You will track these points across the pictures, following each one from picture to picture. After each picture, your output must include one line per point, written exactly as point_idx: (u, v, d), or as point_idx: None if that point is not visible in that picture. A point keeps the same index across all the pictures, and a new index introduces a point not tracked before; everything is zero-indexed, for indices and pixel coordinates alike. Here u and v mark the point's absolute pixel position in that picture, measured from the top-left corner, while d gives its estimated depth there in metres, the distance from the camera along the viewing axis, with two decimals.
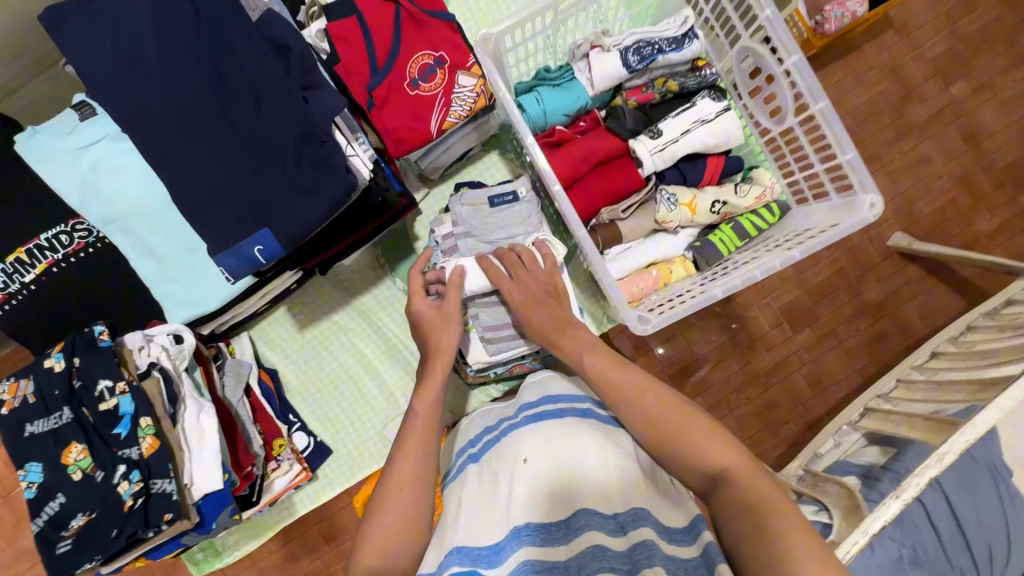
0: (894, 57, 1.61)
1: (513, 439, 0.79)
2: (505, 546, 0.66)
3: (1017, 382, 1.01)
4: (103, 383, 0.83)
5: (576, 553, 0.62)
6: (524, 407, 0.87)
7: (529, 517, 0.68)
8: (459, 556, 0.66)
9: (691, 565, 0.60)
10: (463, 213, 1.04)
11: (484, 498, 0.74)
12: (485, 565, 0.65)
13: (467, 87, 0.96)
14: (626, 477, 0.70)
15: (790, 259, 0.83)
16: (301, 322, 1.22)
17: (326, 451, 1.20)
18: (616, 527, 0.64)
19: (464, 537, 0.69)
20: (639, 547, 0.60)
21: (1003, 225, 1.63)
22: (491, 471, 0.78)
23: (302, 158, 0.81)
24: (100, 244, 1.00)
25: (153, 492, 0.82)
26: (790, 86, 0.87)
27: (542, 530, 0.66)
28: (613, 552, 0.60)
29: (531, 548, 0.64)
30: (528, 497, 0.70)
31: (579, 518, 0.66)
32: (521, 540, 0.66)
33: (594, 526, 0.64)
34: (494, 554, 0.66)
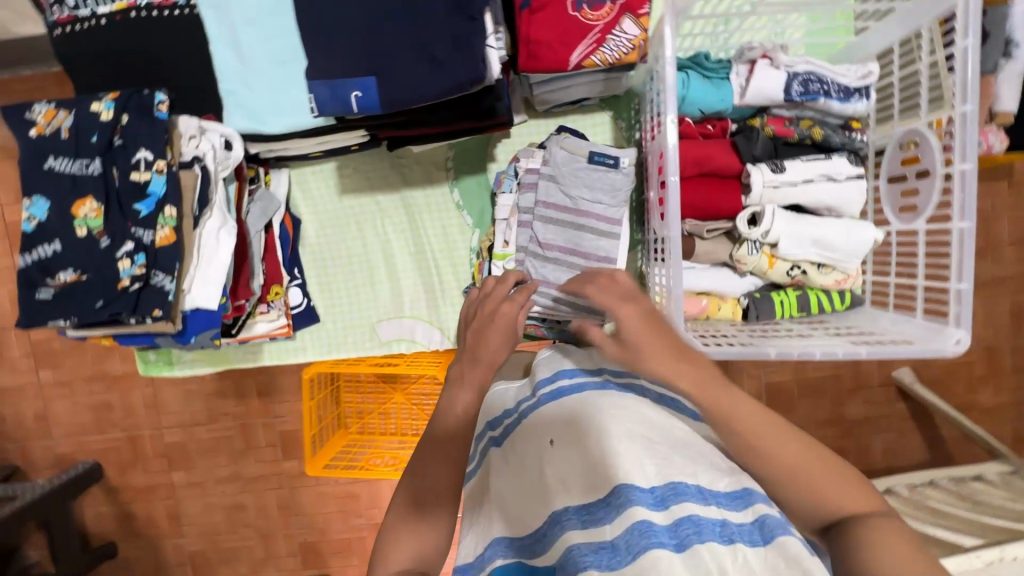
0: (992, 207, 1.56)
1: (532, 419, 0.66)
2: (545, 540, 0.56)
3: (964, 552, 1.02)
4: (142, 153, 0.77)
5: (622, 531, 0.51)
6: (538, 382, 0.70)
7: (569, 499, 0.57)
8: (502, 547, 0.59)
9: (744, 532, 0.49)
10: (559, 156, 0.99)
11: (514, 482, 0.64)
12: (531, 555, 0.57)
13: (628, 35, 0.88)
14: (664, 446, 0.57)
15: (853, 353, 0.81)
16: (343, 185, 1.15)
17: (314, 317, 1.16)
18: (657, 500, 0.53)
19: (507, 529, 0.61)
20: (686, 522, 0.50)
21: (1001, 406, 1.63)
22: (513, 452, 0.66)
23: (444, 26, 0.73)
24: (186, 12, 0.89)
25: (151, 284, 0.78)
26: (943, 191, 0.82)
27: (582, 512, 0.55)
28: (659, 527, 0.50)
29: (574, 532, 0.54)
30: (559, 478, 0.59)
31: (619, 493, 0.54)
32: (560, 527, 0.55)
33: (637, 501, 0.53)
34: (535, 543, 0.57)
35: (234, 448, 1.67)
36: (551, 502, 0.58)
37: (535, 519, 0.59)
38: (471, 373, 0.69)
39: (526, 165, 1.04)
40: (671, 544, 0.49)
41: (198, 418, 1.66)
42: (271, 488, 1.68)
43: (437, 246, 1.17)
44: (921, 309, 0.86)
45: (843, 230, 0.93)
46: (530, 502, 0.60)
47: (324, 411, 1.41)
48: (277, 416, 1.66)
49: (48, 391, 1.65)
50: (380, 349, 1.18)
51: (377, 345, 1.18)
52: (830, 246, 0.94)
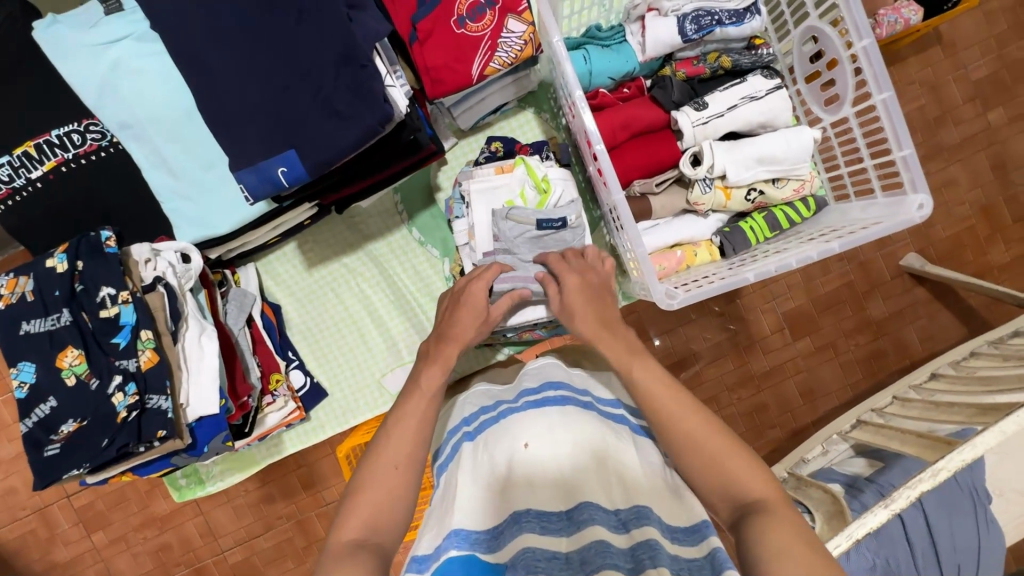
0: (935, 74, 1.57)
1: (509, 423, 0.75)
2: (506, 533, 0.64)
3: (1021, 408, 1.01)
4: (106, 289, 0.80)
5: (578, 547, 0.61)
6: (524, 392, 0.81)
7: (530, 504, 0.67)
8: (458, 538, 0.64)
9: (694, 566, 0.56)
10: (506, 228, 0.98)
11: (480, 486, 0.71)
12: (484, 549, 0.64)
13: (515, 33, 0.91)
14: (632, 475, 0.69)
15: (828, 250, 0.81)
16: (310, 260, 1.18)
17: (322, 393, 1.17)
18: (619, 524, 0.63)
19: (463, 518, 0.66)
20: (643, 546, 0.58)
21: (1017, 258, 1.61)
22: (488, 454, 0.74)
23: (339, 81, 0.76)
24: (112, 150, 0.94)
25: (149, 408, 0.80)
26: (855, 73, 0.84)
27: (544, 518, 0.65)
28: (616, 548, 0.59)
29: (532, 535, 0.62)
30: (529, 483, 0.69)
31: (582, 511, 0.64)
32: (519, 527, 0.64)
33: (597, 520, 0.62)
34: (493, 538, 0.65)
35: (297, 548, 1.67)
36: (515, 503, 0.67)
37: (494, 519, 0.67)
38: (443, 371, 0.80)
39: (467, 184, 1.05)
40: (626, 566, 0.57)
41: (254, 531, 1.66)
42: None
43: (415, 288, 1.19)
44: (878, 188, 0.86)
45: (784, 142, 0.94)
46: (493, 507, 0.68)
47: None
48: (328, 504, 1.65)
49: (106, 551, 1.66)
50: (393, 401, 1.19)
51: (389, 398, 1.19)
52: (778, 159, 0.95)
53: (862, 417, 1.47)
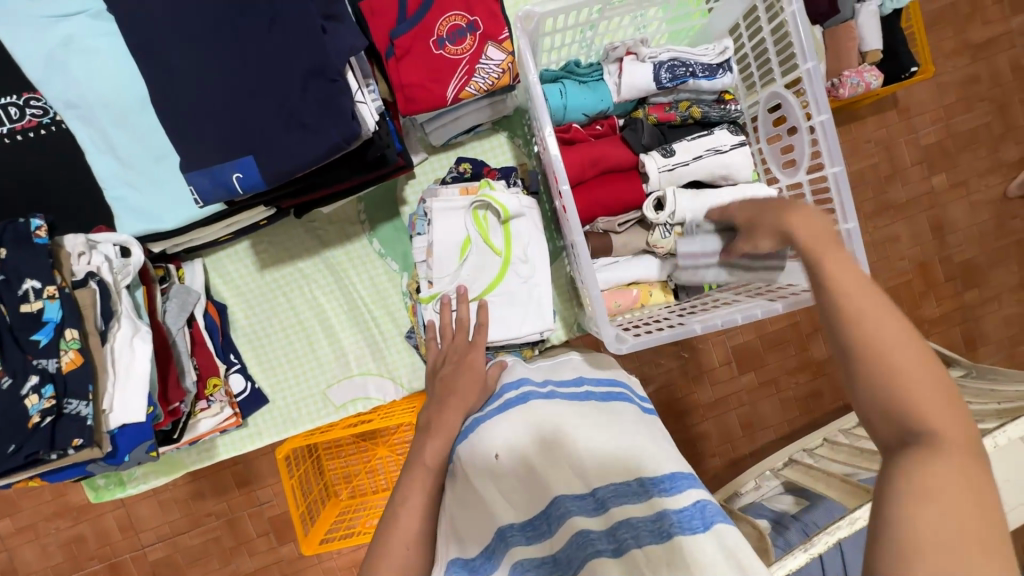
0: (888, 135, 1.67)
1: (478, 434, 0.76)
2: (496, 552, 0.67)
3: None
4: (29, 283, 0.74)
5: (563, 544, 0.64)
6: (489, 400, 0.84)
7: (513, 518, 0.68)
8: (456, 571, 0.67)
9: (686, 516, 0.61)
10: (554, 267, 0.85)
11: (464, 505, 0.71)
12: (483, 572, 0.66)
13: (494, 60, 0.91)
14: (604, 453, 0.70)
15: (771, 309, 0.85)
16: (263, 261, 1.14)
17: (263, 399, 1.13)
18: (597, 505, 0.66)
19: (456, 547, 0.69)
20: (624, 526, 0.62)
21: (945, 314, 1.73)
22: (463, 468, 0.74)
23: (307, 93, 0.74)
24: (54, 128, 0.88)
25: (65, 413, 0.75)
26: (812, 143, 0.88)
27: (527, 527, 0.67)
28: (597, 534, 0.63)
29: (519, 547, 0.65)
30: (504, 493, 0.69)
31: (558, 505, 0.66)
32: (505, 544, 0.66)
33: (574, 511, 0.65)
34: (487, 561, 0.67)
35: (225, 548, 1.60)
36: (495, 519, 0.67)
37: (482, 541, 0.68)
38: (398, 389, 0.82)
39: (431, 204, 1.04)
40: (609, 549, 0.62)
41: (180, 527, 1.58)
42: None
43: (370, 300, 1.17)
44: (822, 253, 0.90)
45: (740, 196, 0.97)
46: (480, 525, 0.69)
47: (307, 486, 1.37)
48: (262, 504, 1.59)
49: (11, 540, 1.55)
50: (337, 414, 1.16)
51: (333, 411, 1.16)
52: None
53: (794, 456, 1.56)
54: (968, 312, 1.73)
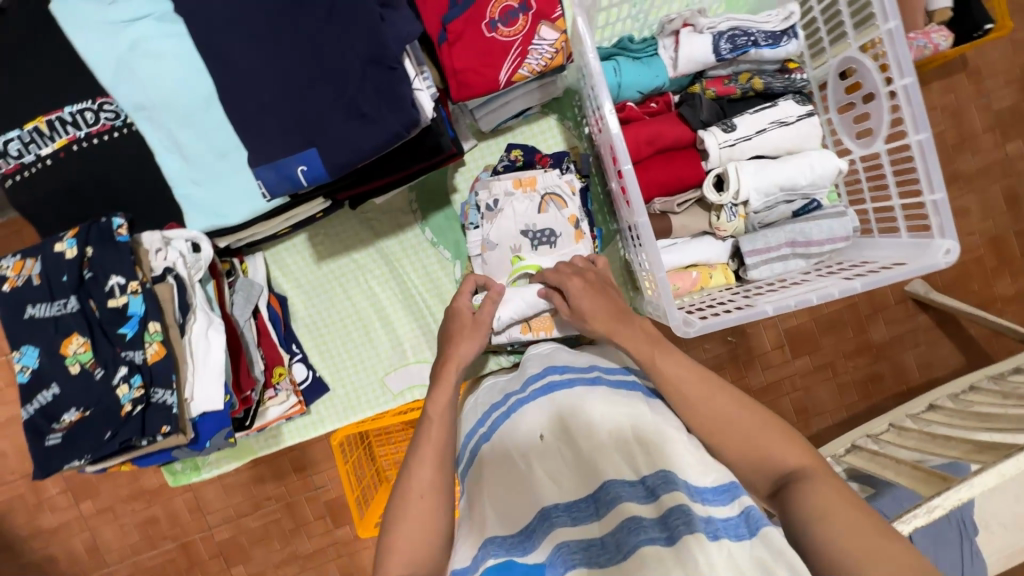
0: (958, 100, 1.55)
1: (521, 414, 0.76)
2: (535, 532, 0.63)
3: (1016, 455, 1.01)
4: (114, 279, 0.78)
5: (611, 529, 0.59)
6: (530, 380, 0.83)
7: (558, 499, 0.65)
8: (493, 547, 0.63)
9: (731, 526, 0.55)
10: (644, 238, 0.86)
11: (503, 484, 0.70)
12: (520, 553, 0.62)
13: (547, 41, 0.89)
14: (650, 435, 0.67)
15: (849, 289, 0.80)
16: (319, 253, 1.16)
17: (322, 388, 1.16)
18: (647, 493, 0.61)
19: (495, 525, 0.66)
20: (676, 512, 0.57)
21: (1022, 292, 1.60)
22: (503, 450, 0.73)
23: (367, 83, 0.74)
24: (126, 130, 0.92)
25: (153, 402, 0.79)
26: (892, 110, 0.82)
27: (572, 509, 0.63)
28: (648, 521, 0.58)
29: (565, 528, 0.61)
30: (549, 474, 0.68)
31: (608, 490, 0.62)
32: (550, 523, 0.62)
33: (625, 496, 0.61)
34: (526, 539, 0.63)
35: (284, 529, 1.67)
36: (540, 497, 0.65)
37: (523, 519, 0.65)
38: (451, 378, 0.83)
39: (483, 196, 1.05)
40: (661, 537, 0.55)
41: (243, 510, 1.66)
42: (330, 560, 1.68)
43: (423, 289, 1.18)
44: (903, 228, 0.85)
45: (808, 168, 0.93)
46: (520, 504, 0.67)
47: (361, 471, 1.40)
48: (318, 488, 1.65)
49: (94, 520, 1.66)
50: (394, 401, 1.18)
51: (390, 398, 1.18)
52: (799, 188, 0.94)
53: (856, 441, 1.46)
54: None
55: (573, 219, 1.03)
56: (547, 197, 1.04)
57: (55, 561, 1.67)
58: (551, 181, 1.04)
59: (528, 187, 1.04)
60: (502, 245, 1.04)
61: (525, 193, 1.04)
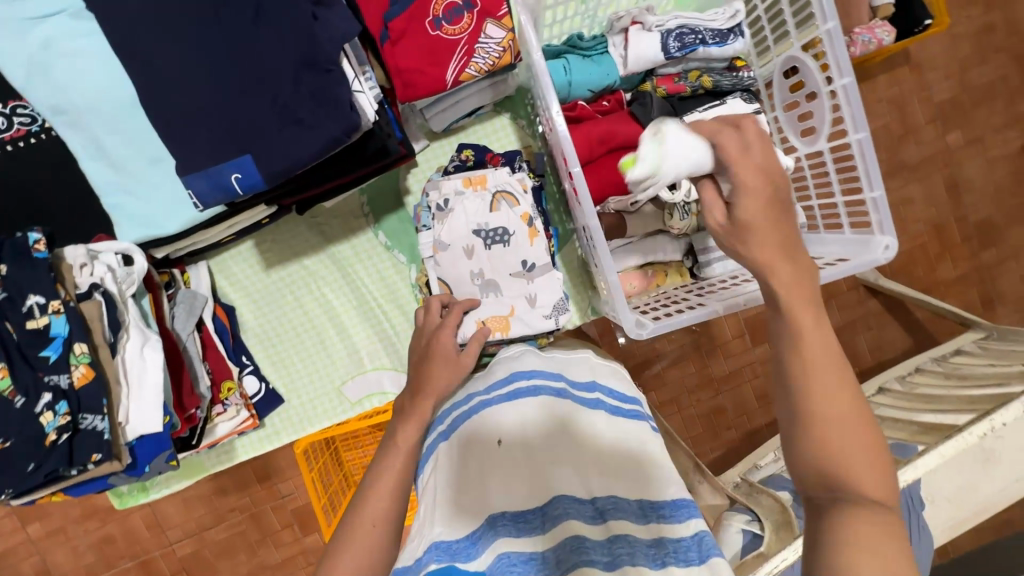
0: (901, 94, 1.61)
1: (483, 416, 0.73)
2: (482, 538, 0.61)
3: (950, 441, 1.06)
4: (33, 298, 0.73)
5: (553, 544, 0.59)
6: (496, 384, 0.80)
7: (507, 507, 0.64)
8: (438, 551, 0.59)
9: (682, 547, 0.57)
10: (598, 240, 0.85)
11: (453, 486, 0.67)
12: (465, 559, 0.59)
13: (494, 39, 0.87)
14: (608, 462, 0.68)
15: None
16: (268, 260, 1.11)
17: (276, 399, 1.12)
18: (596, 514, 0.62)
19: (442, 527, 0.62)
20: (620, 540, 0.58)
21: (963, 276, 1.68)
22: (460, 453, 0.71)
23: (300, 86, 0.71)
24: (44, 136, 0.85)
25: (82, 429, 0.74)
26: (834, 109, 0.83)
27: (520, 519, 0.63)
28: (592, 543, 0.58)
29: (508, 539, 0.61)
30: (503, 483, 0.66)
31: (556, 505, 0.62)
32: (494, 533, 0.62)
33: (573, 515, 0.61)
34: (472, 545, 0.60)
35: (250, 540, 1.62)
36: (490, 505, 0.64)
37: (471, 523, 0.63)
38: (415, 404, 0.81)
39: (435, 197, 1.02)
40: (602, 562, 0.57)
41: (205, 523, 1.60)
42: (300, 568, 1.64)
43: (381, 295, 1.15)
44: (847, 224, 0.87)
45: None
46: (469, 507, 0.64)
47: (327, 478, 1.37)
48: (284, 497, 1.61)
49: (42, 543, 1.57)
50: (352, 410, 1.15)
51: (348, 407, 1.15)
52: (748, 186, 0.95)
53: None
54: (985, 272, 1.68)
55: (526, 217, 1.01)
56: (498, 196, 1.01)
57: None
58: (501, 178, 1.02)
59: (479, 186, 1.02)
60: (454, 246, 1.01)
61: (476, 192, 1.02)
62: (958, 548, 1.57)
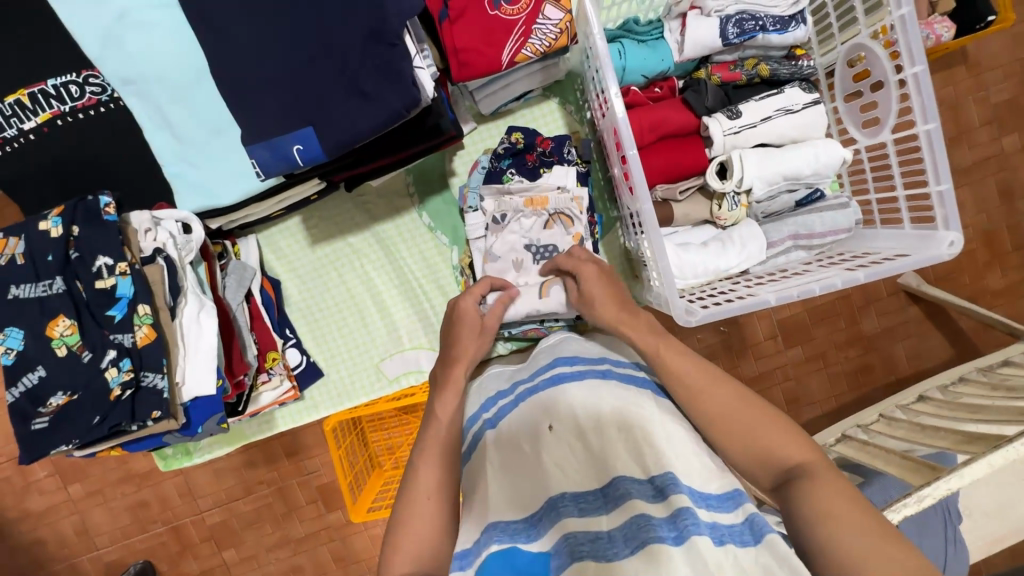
0: (958, 93, 1.55)
1: (529, 404, 0.75)
2: (543, 520, 0.63)
3: (1000, 450, 1.03)
4: (102, 259, 0.75)
5: (619, 524, 0.58)
6: (540, 370, 0.81)
7: (566, 488, 0.64)
8: (497, 532, 0.63)
9: (734, 532, 0.55)
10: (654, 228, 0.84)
11: (507, 470, 0.70)
12: (525, 539, 0.62)
13: (552, 20, 0.87)
14: (657, 435, 0.65)
15: (852, 280, 0.79)
16: (313, 236, 1.14)
17: (317, 373, 1.15)
18: (656, 493, 0.60)
19: (500, 511, 0.66)
20: (685, 512, 0.55)
21: (1012, 285, 1.61)
22: (512, 438, 0.72)
23: (366, 58, 0.71)
24: (113, 106, 0.87)
25: (143, 386, 0.77)
26: (902, 99, 0.81)
27: (580, 500, 0.62)
28: (657, 520, 0.56)
29: (572, 519, 0.60)
30: (557, 464, 0.66)
31: (618, 486, 0.62)
32: (556, 513, 0.62)
33: (634, 493, 0.60)
34: (532, 527, 0.63)
35: (276, 513, 1.66)
36: (550, 486, 0.64)
37: (530, 507, 0.65)
38: (448, 378, 0.83)
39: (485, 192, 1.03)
40: (670, 537, 0.54)
41: (235, 493, 1.65)
42: (322, 544, 1.68)
43: (421, 275, 1.16)
44: (907, 219, 0.85)
45: (812, 159, 0.91)
46: (527, 493, 0.66)
47: (353, 457, 1.39)
48: (311, 473, 1.64)
49: (83, 503, 1.64)
50: (390, 387, 1.17)
51: (386, 384, 1.17)
52: (803, 177, 0.93)
53: (847, 431, 1.48)
54: None
55: (579, 239, 1.00)
56: (555, 216, 1.01)
57: (43, 543, 1.65)
58: (556, 183, 1.02)
59: (538, 206, 1.01)
60: (505, 258, 1.00)
61: (536, 213, 1.01)
62: (991, 566, 1.52)
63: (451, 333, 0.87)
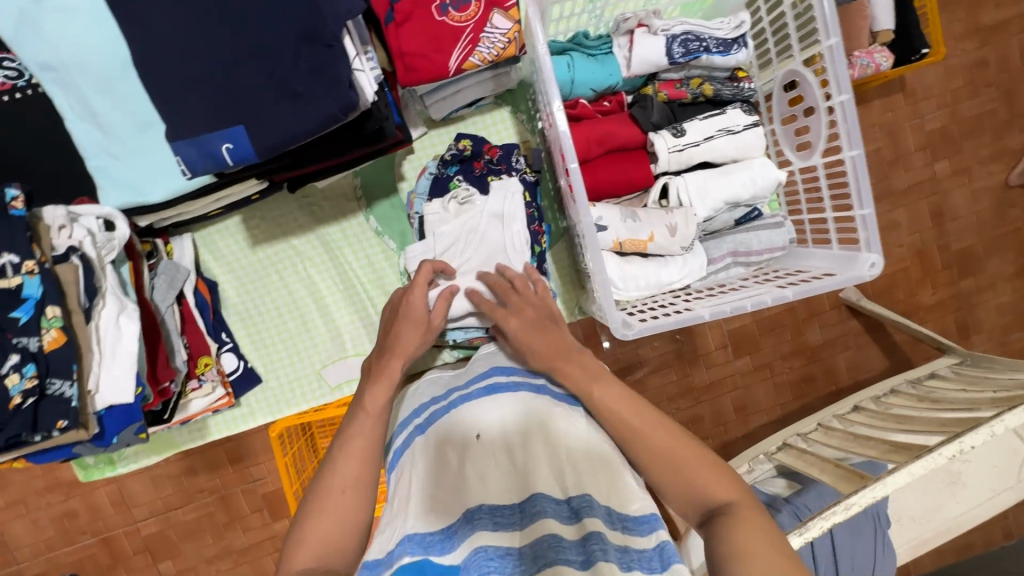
0: (895, 119, 1.63)
1: (462, 411, 0.74)
2: (458, 530, 0.60)
3: (919, 461, 1.06)
4: (5, 257, 0.70)
5: (531, 539, 0.57)
6: (474, 380, 0.81)
7: (485, 499, 0.63)
8: (411, 543, 0.58)
9: (643, 557, 0.55)
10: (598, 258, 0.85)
11: (430, 475, 0.67)
12: (437, 552, 0.57)
13: (500, 29, 0.86)
14: (580, 451, 0.67)
15: (782, 297, 0.82)
16: (254, 237, 1.09)
17: (254, 379, 1.11)
18: (570, 513, 0.60)
19: (414, 521, 0.61)
20: (594, 537, 0.56)
21: (941, 302, 1.71)
22: (438, 445, 0.71)
23: (300, 60, 0.69)
24: (30, 92, 0.82)
25: (48, 394, 0.72)
26: (829, 125, 0.85)
27: (497, 513, 0.61)
28: (567, 542, 0.56)
29: (486, 533, 0.59)
30: (480, 475, 0.65)
31: (535, 503, 0.61)
32: (472, 526, 0.60)
33: (549, 513, 0.59)
34: (446, 538, 0.59)
35: (217, 523, 1.59)
36: (468, 498, 0.63)
37: (447, 515, 0.62)
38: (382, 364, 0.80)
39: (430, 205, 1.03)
40: (577, 561, 0.54)
41: (172, 503, 1.57)
42: (266, 554, 1.61)
43: (364, 278, 1.13)
44: (835, 240, 0.89)
45: (749, 183, 0.95)
46: (446, 500, 0.64)
47: (299, 464, 1.34)
48: (255, 481, 1.58)
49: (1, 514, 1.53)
50: (332, 395, 1.14)
51: (328, 391, 1.14)
52: (741, 201, 0.96)
53: (787, 439, 1.52)
54: (962, 300, 1.72)
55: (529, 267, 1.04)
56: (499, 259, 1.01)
57: None
58: (502, 195, 1.00)
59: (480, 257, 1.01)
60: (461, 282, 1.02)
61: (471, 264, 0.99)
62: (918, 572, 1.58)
63: (394, 327, 0.85)
